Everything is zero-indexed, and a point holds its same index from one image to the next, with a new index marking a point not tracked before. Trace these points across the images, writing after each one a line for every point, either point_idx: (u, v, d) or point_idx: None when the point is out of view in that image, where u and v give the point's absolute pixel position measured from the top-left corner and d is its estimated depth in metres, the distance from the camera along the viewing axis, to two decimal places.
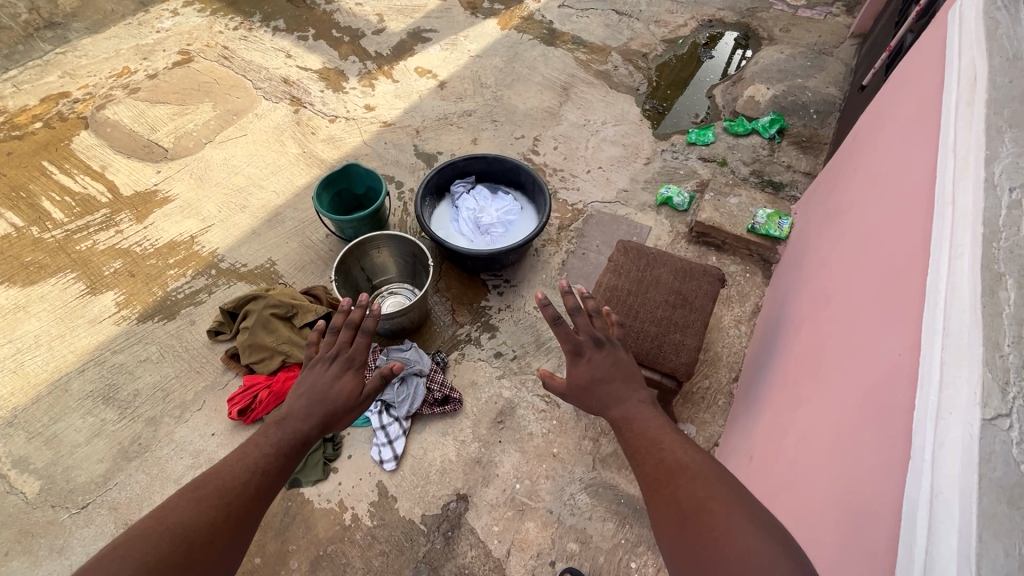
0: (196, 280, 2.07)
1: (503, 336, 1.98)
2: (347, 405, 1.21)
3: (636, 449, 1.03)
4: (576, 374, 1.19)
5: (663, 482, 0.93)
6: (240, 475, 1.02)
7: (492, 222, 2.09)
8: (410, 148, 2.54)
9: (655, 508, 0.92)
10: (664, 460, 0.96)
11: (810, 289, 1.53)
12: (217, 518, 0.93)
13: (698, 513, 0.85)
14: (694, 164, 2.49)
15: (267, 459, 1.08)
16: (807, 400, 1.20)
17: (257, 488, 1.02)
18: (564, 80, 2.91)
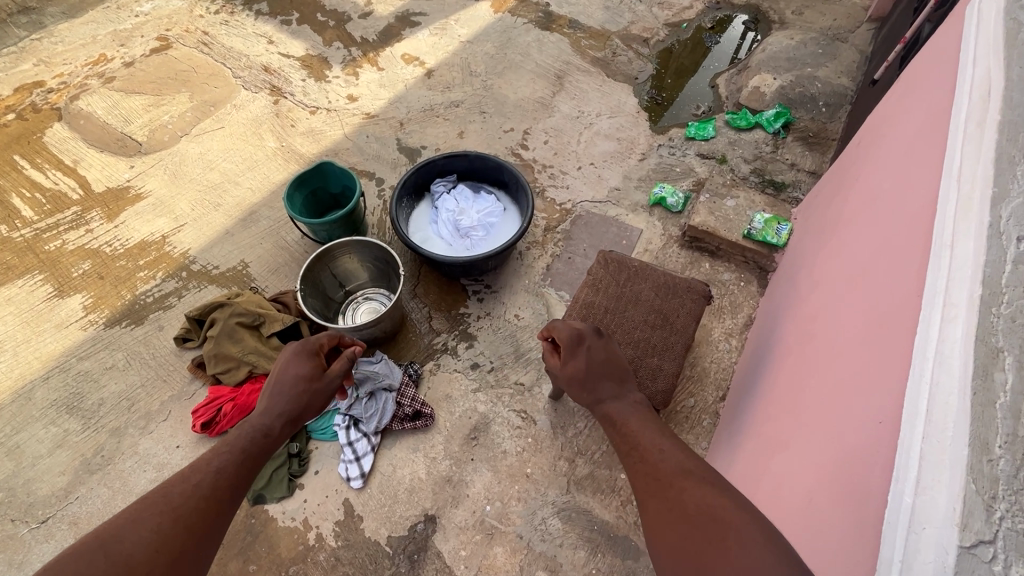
0: (166, 282, 2.00)
1: (481, 346, 1.90)
2: (309, 390, 1.26)
3: (632, 451, 1.02)
4: (571, 362, 1.26)
5: (664, 486, 0.90)
6: (195, 491, 0.97)
7: (472, 225, 1.99)
8: (393, 142, 2.43)
9: (650, 515, 0.89)
10: (660, 466, 0.94)
11: (802, 307, 1.41)
12: (166, 539, 0.88)
13: (707, 521, 0.80)
14: (692, 160, 2.34)
15: (224, 473, 1.04)
16: (788, 434, 1.10)
17: (214, 502, 0.98)
18: (559, 68, 2.75)
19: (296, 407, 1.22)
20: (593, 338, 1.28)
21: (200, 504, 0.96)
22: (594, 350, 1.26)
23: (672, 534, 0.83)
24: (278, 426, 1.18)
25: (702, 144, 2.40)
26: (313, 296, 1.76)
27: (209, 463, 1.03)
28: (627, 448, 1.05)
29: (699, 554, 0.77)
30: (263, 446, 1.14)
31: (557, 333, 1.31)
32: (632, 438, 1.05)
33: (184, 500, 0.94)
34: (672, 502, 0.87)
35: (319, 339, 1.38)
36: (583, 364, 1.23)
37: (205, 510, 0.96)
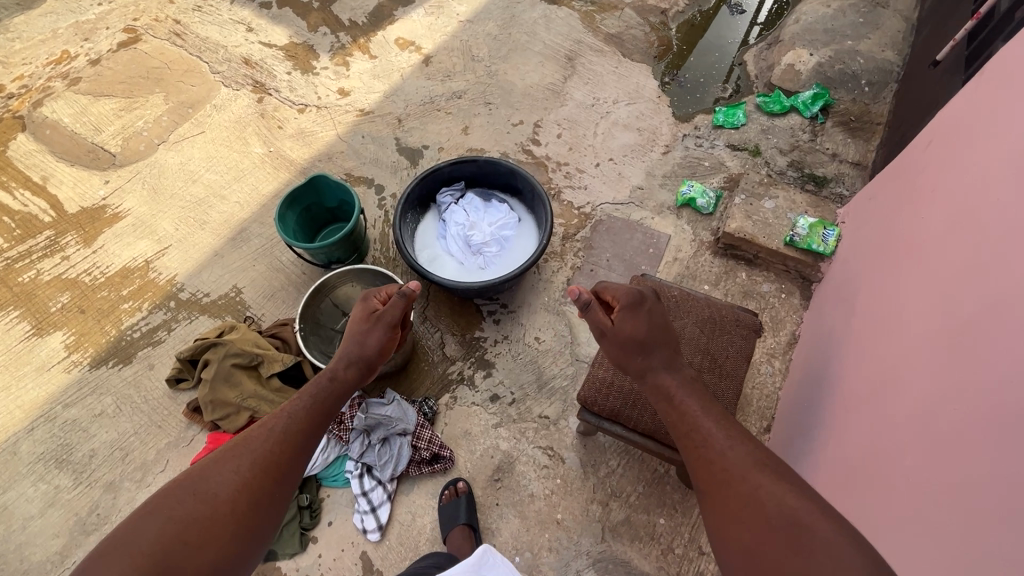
0: (154, 314, 1.83)
1: (500, 375, 1.74)
2: (367, 333, 1.24)
3: (692, 432, 1.02)
4: (625, 321, 1.18)
5: (735, 479, 0.91)
6: (272, 437, 1.01)
7: (485, 240, 1.80)
8: (391, 142, 2.21)
9: (717, 512, 0.90)
10: (725, 457, 0.95)
11: (894, 312, 1.23)
12: (246, 482, 0.94)
13: (790, 526, 0.80)
14: (721, 153, 2.13)
15: (297, 420, 1.06)
16: (880, 477, 1.04)
17: (290, 448, 1.02)
18: (569, 49, 2.50)
19: (354, 350, 1.22)
20: (653, 300, 1.22)
21: (278, 450, 1.00)
22: (648, 312, 1.20)
23: (743, 534, 0.85)
24: (341, 368, 1.19)
25: (731, 134, 2.18)
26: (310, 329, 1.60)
27: (284, 408, 1.08)
28: (685, 429, 1.04)
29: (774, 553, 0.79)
30: (334, 389, 1.17)
31: (614, 296, 1.23)
32: (692, 420, 1.04)
33: (259, 445, 0.99)
34: (745, 498, 0.87)
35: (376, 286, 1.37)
36: (640, 325, 1.17)
37: (278, 456, 0.99)
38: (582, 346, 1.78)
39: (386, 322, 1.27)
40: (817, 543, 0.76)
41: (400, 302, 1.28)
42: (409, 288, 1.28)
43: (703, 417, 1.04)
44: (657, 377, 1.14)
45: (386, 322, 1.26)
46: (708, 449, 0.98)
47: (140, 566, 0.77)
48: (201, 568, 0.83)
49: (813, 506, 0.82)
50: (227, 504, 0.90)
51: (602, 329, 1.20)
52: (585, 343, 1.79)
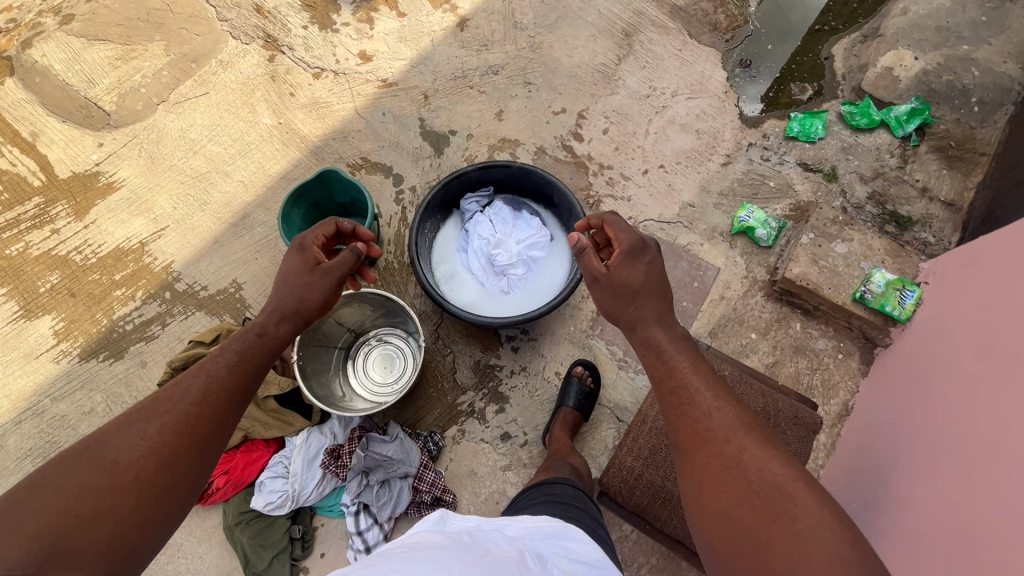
0: (148, 305, 1.69)
1: (514, 412, 1.60)
2: (308, 286, 1.14)
3: (676, 389, 0.96)
4: (619, 269, 1.11)
5: (717, 439, 0.86)
6: (188, 399, 0.92)
7: (511, 262, 1.59)
8: (414, 123, 1.95)
9: (699, 476, 0.86)
10: (710, 418, 0.89)
11: (998, 349, 1.13)
12: (157, 450, 0.85)
13: (772, 492, 0.77)
14: (790, 172, 1.85)
15: (218, 380, 0.97)
16: (954, 527, 1.00)
17: (210, 408, 0.93)
18: (628, 22, 2.14)
19: (292, 302, 1.11)
20: (655, 254, 1.14)
21: (195, 414, 0.91)
22: (649, 268, 1.12)
23: (722, 497, 0.81)
24: (273, 324, 1.10)
25: (804, 150, 1.89)
26: (309, 356, 1.44)
27: (205, 364, 0.98)
28: (668, 386, 0.97)
29: (751, 523, 0.76)
30: (262, 347, 1.07)
31: (616, 238, 1.16)
32: (678, 378, 0.97)
33: (175, 410, 0.89)
34: (727, 460, 0.84)
35: (316, 229, 1.22)
36: (642, 276, 1.10)
37: (195, 420, 0.91)
38: (606, 388, 1.62)
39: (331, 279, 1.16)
40: (802, 515, 0.74)
41: (349, 260, 1.19)
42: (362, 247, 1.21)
43: (690, 374, 0.97)
44: (649, 331, 1.07)
45: (332, 279, 1.15)
46: (692, 409, 0.92)
47: (19, 548, 0.69)
48: (99, 541, 0.75)
49: (799, 476, 0.79)
50: (135, 472, 0.82)
51: (595, 275, 1.14)
52: (611, 385, 1.62)
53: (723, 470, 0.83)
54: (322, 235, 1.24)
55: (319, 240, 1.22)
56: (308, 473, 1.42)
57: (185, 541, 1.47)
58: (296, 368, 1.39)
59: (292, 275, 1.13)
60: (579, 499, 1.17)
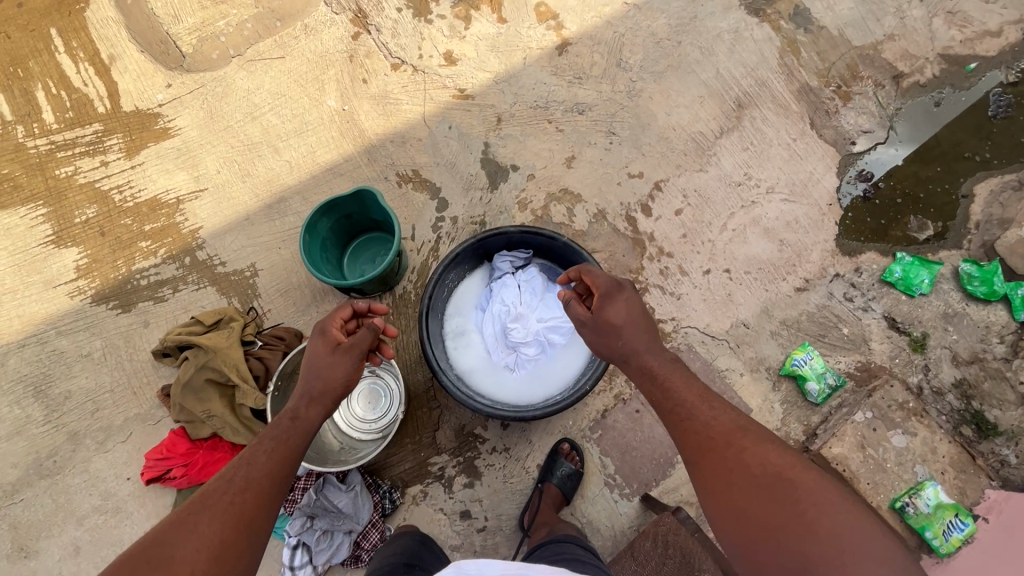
0: (166, 266, 1.69)
1: (483, 492, 1.51)
2: (332, 366, 1.09)
3: (674, 409, 1.08)
4: (608, 309, 1.17)
5: (720, 445, 1.00)
6: (234, 488, 0.93)
7: (524, 340, 1.46)
8: (478, 146, 1.81)
9: (711, 479, 0.99)
10: (711, 425, 1.03)
11: None
12: (210, 542, 0.87)
13: (773, 480, 0.94)
14: (871, 324, 1.60)
15: (259, 467, 0.97)
16: None
17: (255, 496, 0.94)
18: (744, 92, 1.89)
19: (317, 383, 1.07)
20: (632, 291, 1.21)
21: (240, 503, 0.92)
22: (632, 302, 1.18)
23: (734, 492, 0.96)
24: (303, 408, 1.06)
25: (897, 302, 1.62)
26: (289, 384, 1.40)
27: (246, 454, 0.98)
28: (666, 405, 1.09)
29: (770, 512, 0.91)
30: (298, 432, 1.04)
31: (593, 283, 1.21)
32: (675, 397, 1.09)
33: (221, 503, 0.91)
34: (731, 462, 0.98)
35: (332, 314, 1.17)
36: (632, 314, 1.16)
37: (240, 509, 0.91)
38: (584, 500, 1.50)
39: (357, 354, 1.11)
40: (801, 495, 0.91)
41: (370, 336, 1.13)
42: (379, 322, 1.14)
43: (685, 391, 1.09)
44: (642, 360, 1.14)
45: (354, 355, 1.10)
46: (694, 421, 1.05)
47: None
48: None
49: (790, 460, 0.96)
50: (187, 567, 0.83)
51: (580, 319, 1.21)
52: (590, 498, 1.50)
53: (730, 471, 0.98)
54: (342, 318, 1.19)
55: (341, 325, 1.17)
56: None
57: (135, 512, 1.51)
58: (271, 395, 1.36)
59: (314, 360, 1.09)
60: (588, 556, 1.15)
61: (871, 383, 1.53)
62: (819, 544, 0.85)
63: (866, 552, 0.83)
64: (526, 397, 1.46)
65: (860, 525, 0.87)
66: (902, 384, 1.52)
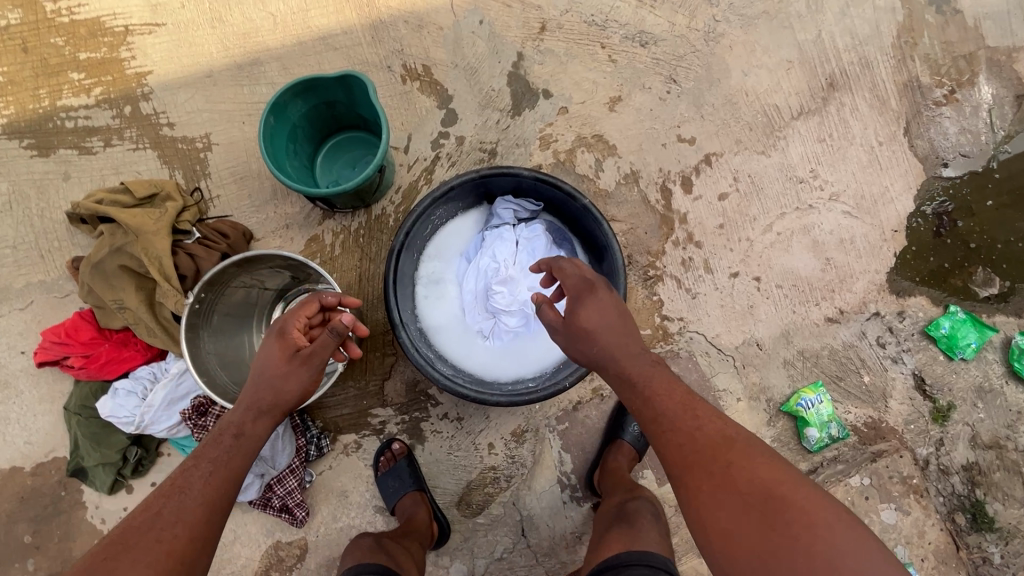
0: (99, 111, 1.37)
1: (422, 459, 1.36)
2: (284, 377, 0.96)
3: (654, 418, 0.89)
4: (579, 311, 0.96)
5: (706, 459, 0.83)
6: (166, 522, 0.81)
7: (507, 308, 1.23)
8: (510, 55, 1.46)
9: (699, 501, 0.82)
10: (695, 436, 0.85)
11: None
12: None
13: (767, 500, 0.77)
14: (897, 379, 1.40)
15: (194, 495, 0.85)
16: None
17: (191, 529, 0.82)
18: (842, 69, 1.54)
19: (265, 396, 0.95)
20: (607, 290, 1.00)
21: (169, 538, 0.80)
22: (606, 302, 0.97)
23: (725, 516, 0.78)
24: (249, 422, 0.94)
25: (932, 361, 1.41)
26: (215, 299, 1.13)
27: (175, 484, 0.85)
28: (644, 415, 0.90)
29: (763, 539, 0.74)
30: (239, 452, 0.92)
31: (563, 281, 1.03)
32: (655, 405, 0.90)
33: (150, 540, 0.79)
34: (720, 480, 0.81)
35: (297, 309, 1.05)
36: (606, 317, 0.96)
37: (178, 543, 0.80)
38: (530, 493, 1.35)
39: (316, 364, 0.99)
40: (795, 516, 0.75)
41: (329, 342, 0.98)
42: (342, 323, 0.97)
43: (669, 396, 0.90)
44: (621, 366, 0.93)
45: (315, 364, 0.98)
46: (675, 432, 0.86)
47: None
48: None
49: (782, 477, 0.80)
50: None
51: (554, 325, 1.01)
52: (537, 493, 1.35)
53: (720, 490, 0.80)
54: (306, 315, 1.05)
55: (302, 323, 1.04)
56: (163, 412, 1.21)
57: (26, 391, 1.32)
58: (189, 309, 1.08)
59: (266, 367, 0.96)
60: None
61: (876, 444, 1.36)
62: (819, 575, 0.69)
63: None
64: (493, 373, 1.25)
65: (869, 551, 0.71)
66: (909, 453, 1.36)
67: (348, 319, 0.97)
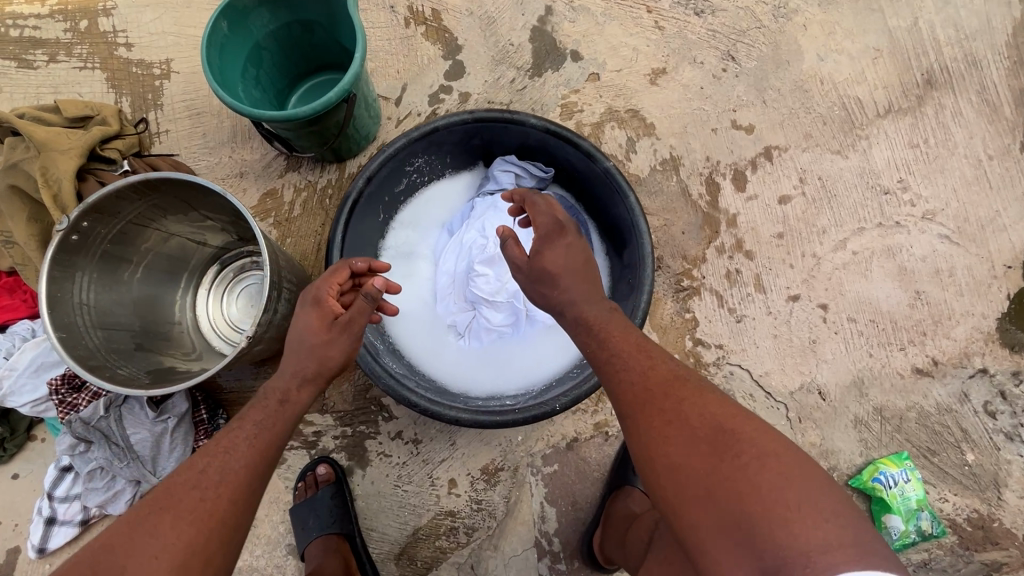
0: (50, 22, 1.17)
1: (359, 490, 1.02)
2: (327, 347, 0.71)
3: (604, 357, 0.71)
4: (543, 252, 0.77)
5: (655, 397, 0.65)
6: (205, 482, 0.60)
7: (491, 297, 0.93)
8: (536, 8, 1.22)
9: (643, 438, 0.63)
10: (648, 372, 0.67)
11: None
12: (171, 547, 0.55)
13: (719, 434, 0.59)
14: (1015, 464, 1.02)
15: (241, 452, 0.63)
16: None
17: (237, 491, 0.61)
18: (943, 64, 1.25)
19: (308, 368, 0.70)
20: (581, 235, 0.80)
21: (211, 500, 0.59)
22: (576, 246, 0.78)
23: (676, 451, 0.60)
24: (295, 388, 0.69)
25: None
26: (106, 234, 0.83)
27: (223, 439, 0.64)
28: (597, 358, 0.72)
29: (711, 483, 0.56)
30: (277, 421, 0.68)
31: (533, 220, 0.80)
32: (610, 345, 0.71)
33: (186, 501, 0.58)
34: (669, 416, 0.63)
35: (327, 275, 0.76)
36: (574, 262, 0.77)
37: (215, 508, 0.59)
38: (495, 556, 1.00)
39: (358, 334, 0.74)
40: (752, 450, 0.57)
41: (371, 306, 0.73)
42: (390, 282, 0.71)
43: (628, 339, 0.71)
44: (581, 310, 0.75)
45: (358, 332, 0.73)
46: (627, 370, 0.68)
47: None
48: None
49: (739, 412, 0.61)
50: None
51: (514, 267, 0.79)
52: (504, 558, 1.00)
53: (670, 427, 0.62)
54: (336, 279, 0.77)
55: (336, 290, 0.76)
56: (28, 380, 0.92)
57: None
58: (62, 241, 0.78)
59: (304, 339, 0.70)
60: None
61: (983, 550, 0.98)
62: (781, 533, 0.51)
63: (832, 517, 0.51)
64: (465, 383, 0.93)
65: (841, 513, 0.52)
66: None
67: (383, 282, 0.73)
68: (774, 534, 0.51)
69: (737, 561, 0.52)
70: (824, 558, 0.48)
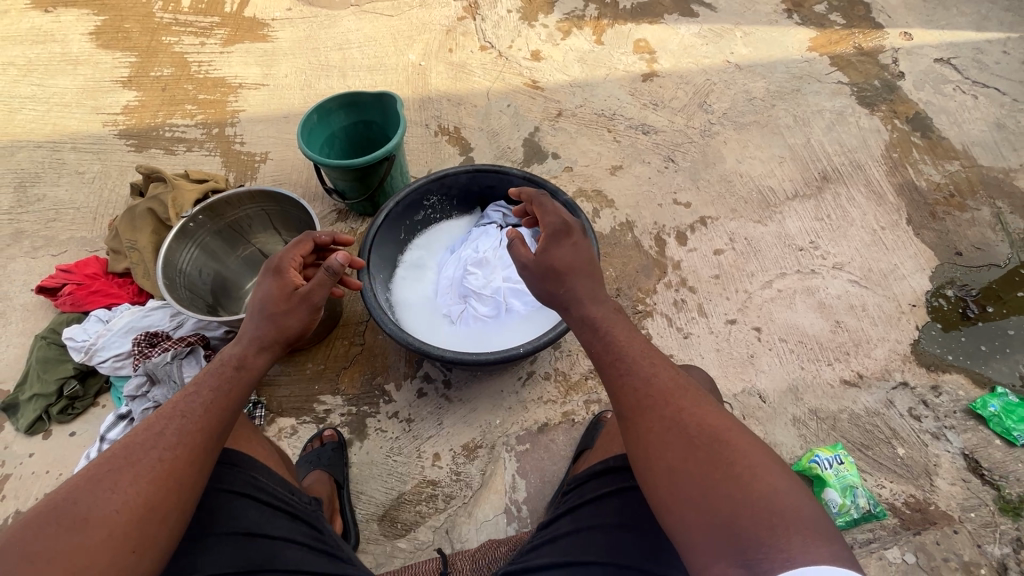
0: (194, 129, 1.72)
1: (355, 460, 1.17)
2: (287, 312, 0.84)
3: (613, 363, 0.77)
4: (552, 251, 0.89)
5: (656, 404, 0.70)
6: (163, 442, 0.66)
7: (479, 291, 1.21)
8: (528, 127, 1.73)
9: (642, 442, 0.69)
10: (651, 380, 0.73)
11: None
12: (131, 500, 0.61)
13: (712, 442, 0.64)
14: (943, 457, 1.14)
15: (195, 418, 0.69)
16: None
17: (193, 452, 0.67)
18: (834, 168, 1.66)
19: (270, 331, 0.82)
20: (584, 237, 0.93)
21: (168, 460, 0.65)
22: (581, 246, 0.90)
23: (671, 455, 0.65)
24: (251, 354, 0.79)
25: (987, 445, 1.16)
26: (210, 228, 1.20)
27: (176, 405, 0.70)
28: (605, 362, 0.78)
29: (700, 486, 0.62)
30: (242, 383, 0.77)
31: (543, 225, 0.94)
32: (617, 349, 0.78)
33: (145, 460, 0.64)
34: (668, 423, 0.68)
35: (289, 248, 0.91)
36: (581, 257, 0.89)
37: (171, 466, 0.65)
38: (468, 522, 1.10)
39: (315, 303, 0.87)
40: (742, 462, 0.62)
41: (328, 280, 0.86)
42: (342, 260, 0.86)
43: (632, 341, 0.78)
44: (585, 310, 0.84)
45: (314, 301, 0.86)
46: (631, 377, 0.74)
47: None
48: None
49: (733, 424, 0.67)
50: (107, 529, 0.59)
51: (524, 265, 0.92)
52: (476, 525, 1.09)
53: (667, 433, 0.67)
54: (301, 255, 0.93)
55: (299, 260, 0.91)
56: (117, 338, 1.20)
57: (14, 323, 1.36)
58: (182, 225, 1.15)
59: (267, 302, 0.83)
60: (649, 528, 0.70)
61: (924, 531, 1.05)
62: (759, 533, 0.57)
63: (809, 525, 0.57)
64: None
65: (813, 522, 0.57)
66: (970, 541, 1.04)
67: (340, 256, 0.87)
68: (758, 539, 0.56)
69: (718, 555, 0.58)
70: (803, 554, 0.54)
